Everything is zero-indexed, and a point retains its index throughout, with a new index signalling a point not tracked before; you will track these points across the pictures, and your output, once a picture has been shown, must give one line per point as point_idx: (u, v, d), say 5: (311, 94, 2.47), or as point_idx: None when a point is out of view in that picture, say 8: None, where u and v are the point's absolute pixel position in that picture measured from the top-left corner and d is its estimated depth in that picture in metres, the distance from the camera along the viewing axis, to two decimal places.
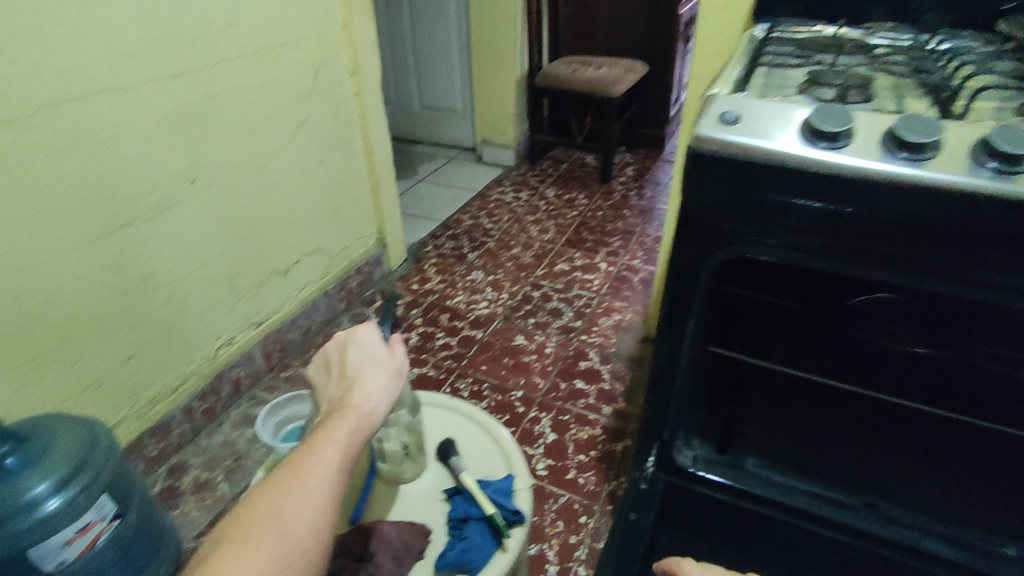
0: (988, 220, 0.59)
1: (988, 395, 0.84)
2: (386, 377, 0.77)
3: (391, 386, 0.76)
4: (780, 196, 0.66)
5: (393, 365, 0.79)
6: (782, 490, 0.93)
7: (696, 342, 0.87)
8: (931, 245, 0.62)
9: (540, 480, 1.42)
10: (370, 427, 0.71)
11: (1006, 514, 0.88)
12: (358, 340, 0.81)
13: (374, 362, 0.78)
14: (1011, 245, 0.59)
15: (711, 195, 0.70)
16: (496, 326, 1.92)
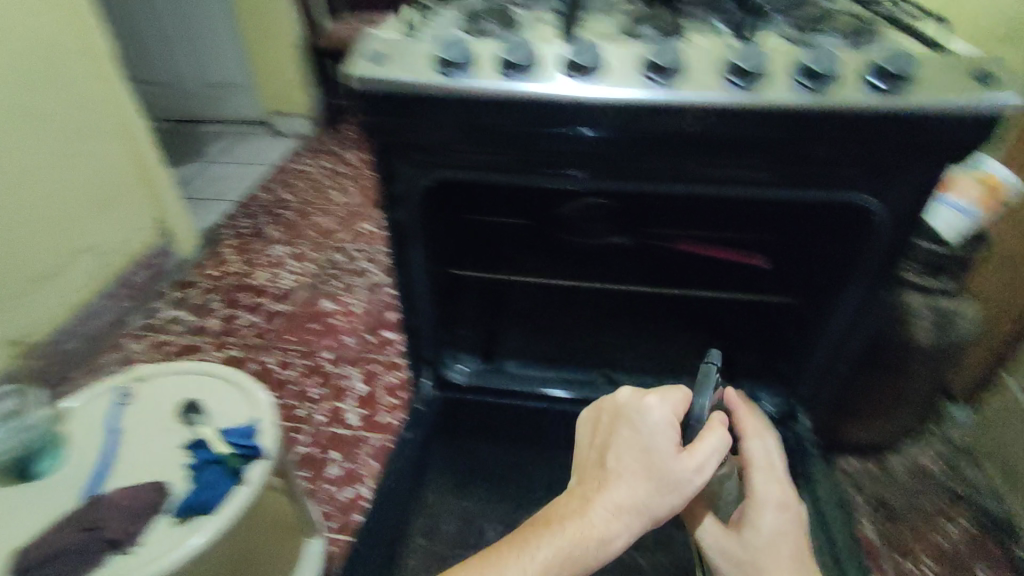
0: (603, 123, 0.72)
1: (676, 270, 1.08)
2: (650, 485, 0.60)
3: (653, 502, 0.60)
4: (455, 119, 0.75)
5: (677, 472, 0.60)
6: (536, 382, 1.14)
7: (432, 267, 0.99)
8: (576, 147, 0.75)
9: (354, 429, 1.42)
10: (596, 559, 0.59)
11: (701, 359, 1.15)
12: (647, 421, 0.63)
13: (649, 436, 0.62)
14: (628, 147, 0.74)
15: (396, 124, 0.77)
16: (301, 296, 1.86)
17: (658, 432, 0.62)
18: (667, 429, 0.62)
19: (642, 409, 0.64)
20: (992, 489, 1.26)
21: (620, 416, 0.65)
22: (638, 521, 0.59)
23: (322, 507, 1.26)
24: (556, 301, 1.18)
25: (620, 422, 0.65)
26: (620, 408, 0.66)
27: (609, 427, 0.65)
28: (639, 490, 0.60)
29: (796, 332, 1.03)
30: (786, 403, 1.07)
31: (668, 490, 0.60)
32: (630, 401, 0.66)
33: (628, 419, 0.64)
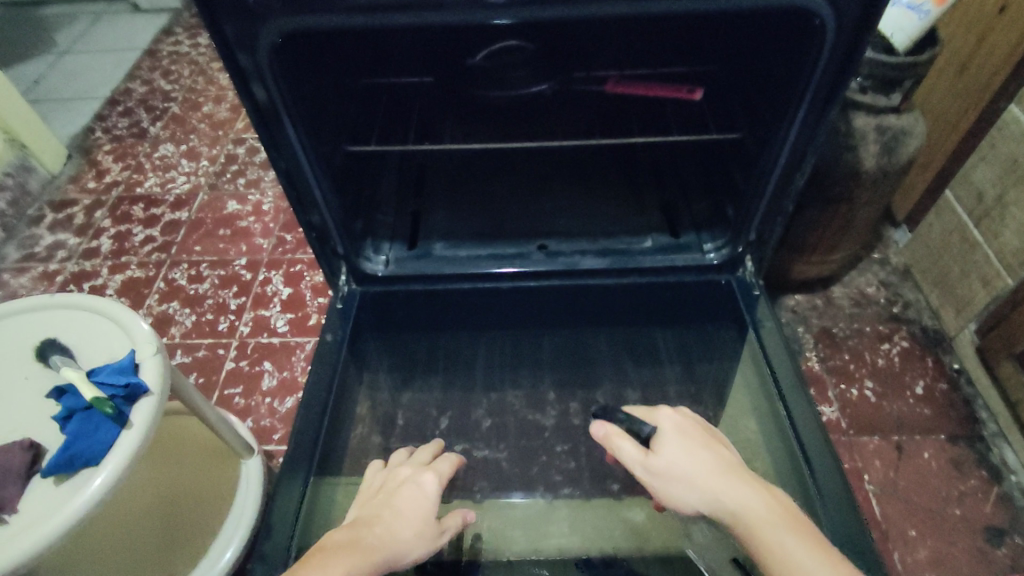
0: None
1: (616, 120, 0.97)
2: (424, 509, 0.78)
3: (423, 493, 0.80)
4: None
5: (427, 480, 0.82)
6: (464, 263, 1.01)
7: (316, 148, 0.82)
8: None
9: (284, 337, 1.33)
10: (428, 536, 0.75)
11: (643, 217, 1.06)
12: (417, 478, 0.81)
13: (418, 501, 0.78)
14: None
15: None
16: (202, 200, 1.65)
17: (421, 500, 0.79)
18: (426, 491, 0.80)
19: (415, 485, 0.81)
20: (927, 304, 1.29)
21: (388, 487, 0.81)
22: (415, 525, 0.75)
23: (263, 422, 1.19)
24: (486, 171, 1.13)
25: (392, 491, 0.80)
26: (397, 483, 0.81)
27: (382, 491, 0.80)
28: (409, 542, 0.73)
29: (741, 172, 0.93)
30: (731, 250, 0.98)
31: (416, 542, 0.74)
32: (410, 475, 0.83)
33: (409, 497, 0.78)
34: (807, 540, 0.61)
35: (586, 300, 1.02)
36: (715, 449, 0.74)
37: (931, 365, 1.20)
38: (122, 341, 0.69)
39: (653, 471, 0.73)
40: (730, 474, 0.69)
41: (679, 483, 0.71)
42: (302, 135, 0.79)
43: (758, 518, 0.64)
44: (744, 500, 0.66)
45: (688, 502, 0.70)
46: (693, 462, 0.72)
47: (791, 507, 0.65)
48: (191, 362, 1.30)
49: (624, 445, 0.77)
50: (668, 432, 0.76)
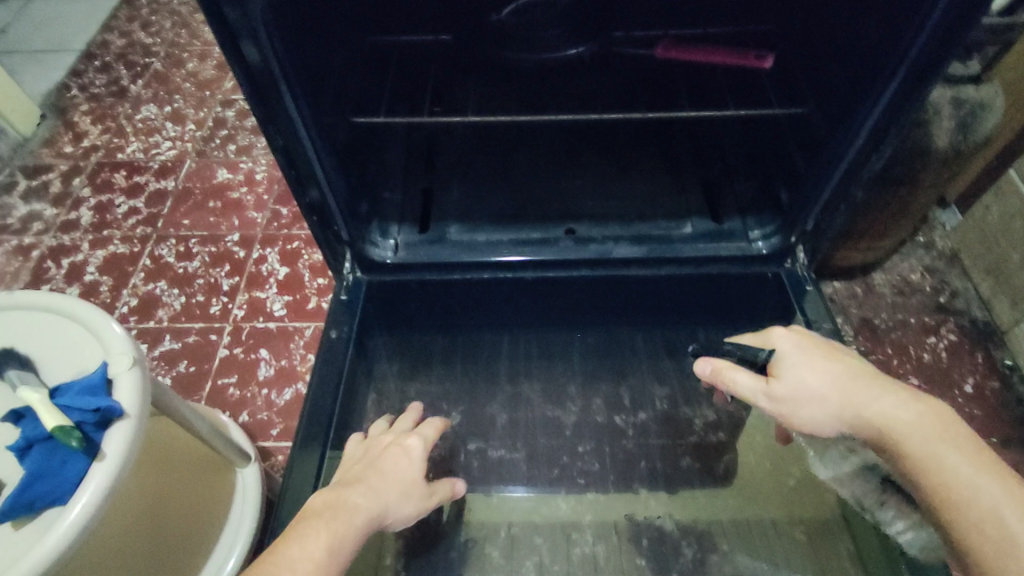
0: None
1: (660, 88, 0.85)
2: (406, 480, 0.71)
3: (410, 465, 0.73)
4: None
5: (411, 448, 0.75)
6: (485, 249, 0.91)
7: (318, 120, 0.71)
8: None
9: (281, 322, 1.22)
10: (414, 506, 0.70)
11: (681, 200, 0.95)
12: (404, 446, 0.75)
13: (403, 469, 0.72)
14: None
15: None
16: (189, 168, 1.52)
17: (408, 468, 0.72)
18: (414, 459, 0.74)
19: (400, 452, 0.74)
20: (977, 294, 1.19)
21: (371, 453, 0.74)
22: (399, 496, 0.69)
23: (260, 416, 1.10)
24: (506, 144, 1.01)
25: (373, 455, 0.73)
26: (379, 448, 0.75)
27: (365, 456, 0.74)
28: (397, 505, 0.68)
29: (802, 154, 0.82)
30: (782, 239, 0.88)
31: (405, 505, 0.69)
32: (393, 442, 0.76)
33: (395, 463, 0.72)
34: (966, 448, 0.53)
35: (619, 294, 0.92)
36: (845, 359, 0.65)
37: (981, 361, 1.11)
38: (94, 351, 0.59)
39: (779, 397, 0.65)
40: (869, 385, 0.61)
41: (815, 403, 0.63)
42: (303, 105, 0.67)
43: (910, 429, 0.56)
44: (893, 413, 0.58)
45: (826, 424, 0.62)
46: (827, 379, 0.63)
47: (942, 410, 0.57)
48: (180, 349, 1.20)
49: (738, 376, 0.67)
50: (785, 351, 0.67)
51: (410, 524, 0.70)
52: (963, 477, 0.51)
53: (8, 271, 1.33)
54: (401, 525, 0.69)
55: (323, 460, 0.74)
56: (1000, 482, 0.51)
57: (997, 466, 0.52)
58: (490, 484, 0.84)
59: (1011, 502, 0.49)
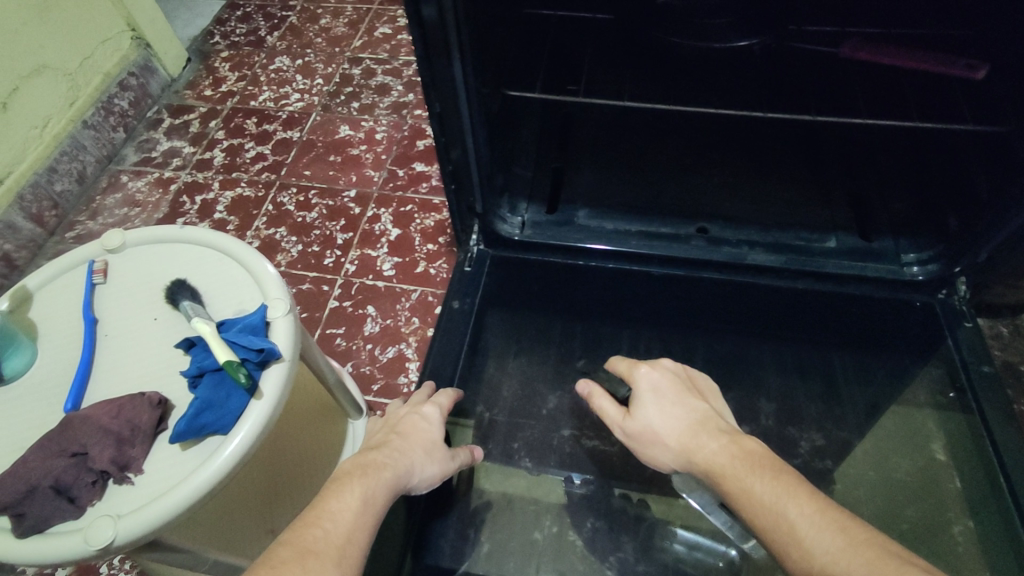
0: None
1: (831, 89, 0.79)
2: (427, 447, 0.67)
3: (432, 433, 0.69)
4: None
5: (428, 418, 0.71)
6: (610, 239, 0.88)
7: (478, 86, 0.70)
8: None
9: (390, 281, 1.26)
10: (433, 470, 0.66)
11: (829, 212, 0.89)
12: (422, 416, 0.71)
13: (424, 432, 0.68)
14: None
15: None
16: (315, 121, 1.57)
17: (429, 432, 0.69)
18: (432, 424, 0.71)
19: (416, 419, 0.70)
20: None
21: (390, 422, 0.70)
22: (420, 462, 0.65)
23: (363, 368, 1.14)
24: (643, 130, 0.97)
25: (393, 423, 0.70)
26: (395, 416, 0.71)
27: (384, 426, 0.70)
28: (422, 467, 0.65)
29: (987, 182, 0.74)
30: (941, 269, 0.81)
31: (428, 465, 0.66)
32: (408, 409, 0.72)
33: (415, 429, 0.69)
34: (776, 478, 0.51)
35: (751, 303, 0.86)
36: (691, 403, 0.62)
37: None
38: (253, 292, 0.62)
39: (629, 436, 0.64)
40: (699, 431, 0.58)
41: (656, 446, 0.61)
42: (468, 71, 0.67)
43: (727, 473, 0.54)
44: (711, 458, 0.55)
45: (666, 465, 0.61)
46: (669, 422, 0.61)
47: (762, 453, 0.54)
48: (295, 295, 1.26)
49: (603, 403, 0.68)
50: (640, 389, 0.66)
51: (433, 486, 0.67)
52: (767, 512, 0.49)
53: (149, 201, 1.44)
54: (425, 487, 0.66)
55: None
56: (801, 506, 0.48)
57: (804, 491, 0.49)
58: None
59: (813, 524, 0.46)
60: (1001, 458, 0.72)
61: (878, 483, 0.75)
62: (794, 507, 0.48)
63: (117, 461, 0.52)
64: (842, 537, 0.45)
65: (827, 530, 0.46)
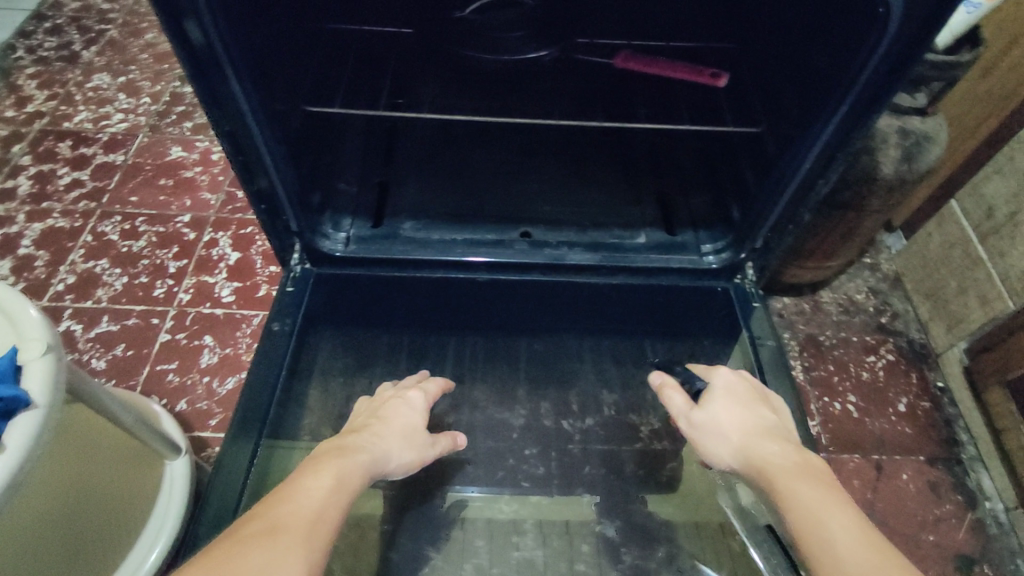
0: None
1: (621, 98, 0.86)
2: (408, 434, 0.74)
3: (415, 421, 0.76)
4: None
5: (415, 405, 0.78)
6: (436, 247, 0.89)
7: (265, 105, 0.69)
8: None
9: (229, 308, 1.19)
10: (413, 457, 0.73)
11: (638, 210, 0.96)
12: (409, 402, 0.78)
13: (405, 418, 0.75)
14: None
15: None
16: (140, 143, 1.45)
17: (410, 418, 0.76)
18: (414, 409, 0.78)
19: (402, 403, 0.77)
20: (917, 317, 1.23)
21: (374, 406, 0.77)
22: (402, 450, 0.72)
23: (199, 404, 1.07)
24: (465, 141, 1.00)
25: (377, 407, 0.77)
26: (382, 400, 0.78)
27: (369, 409, 0.77)
28: (400, 452, 0.72)
29: (755, 172, 0.84)
30: (732, 255, 0.89)
31: (407, 452, 0.73)
32: (394, 394, 0.79)
33: (398, 413, 0.76)
34: (829, 495, 0.58)
35: (567, 301, 0.92)
36: (761, 412, 0.71)
37: (916, 381, 1.15)
38: (6, 337, 0.56)
39: (692, 423, 0.73)
40: (763, 436, 0.67)
41: (718, 438, 0.70)
42: (247, 87, 0.65)
43: (781, 472, 0.61)
44: (775, 456, 0.64)
45: (720, 456, 0.69)
46: (739, 422, 0.70)
47: (822, 474, 0.62)
48: (118, 331, 1.15)
49: (671, 395, 0.77)
50: (717, 387, 0.75)
51: (410, 472, 0.74)
52: (810, 518, 0.55)
53: None
54: (403, 472, 0.73)
55: (256, 451, 0.74)
56: (847, 521, 0.54)
57: (856, 515, 0.55)
58: (432, 487, 0.82)
59: (854, 536, 0.52)
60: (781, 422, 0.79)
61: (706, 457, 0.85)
62: (839, 522, 0.54)
63: None
64: (877, 553, 0.50)
65: (863, 545, 0.51)
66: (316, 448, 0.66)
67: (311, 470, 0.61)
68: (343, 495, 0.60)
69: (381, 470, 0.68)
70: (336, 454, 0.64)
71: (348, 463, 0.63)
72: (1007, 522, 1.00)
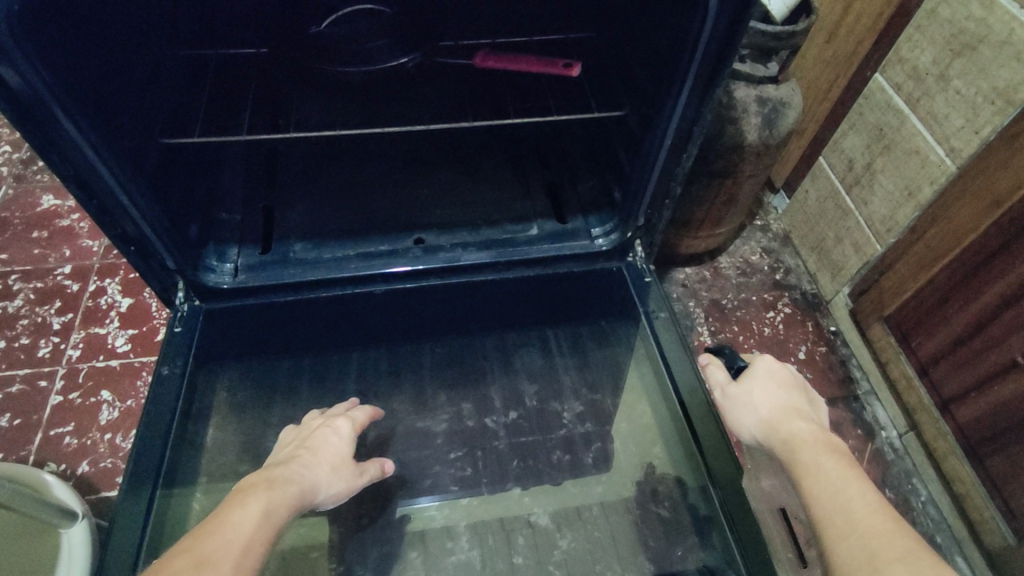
0: None
1: (492, 96, 0.87)
2: (336, 464, 0.73)
3: (342, 449, 0.75)
4: None
5: (344, 435, 0.77)
6: (329, 266, 0.88)
7: (110, 143, 0.65)
8: None
9: (125, 358, 1.13)
10: (340, 489, 0.73)
11: (528, 203, 0.97)
12: (337, 431, 0.77)
13: (335, 447, 0.74)
14: None
15: None
16: (4, 195, 1.35)
17: (340, 447, 0.75)
18: (343, 438, 0.77)
19: (329, 431, 0.76)
20: (806, 269, 1.32)
21: (301, 435, 0.76)
22: (329, 481, 0.72)
23: (103, 463, 1.00)
24: (350, 156, 0.99)
25: (304, 437, 0.76)
26: (310, 429, 0.77)
27: (295, 439, 0.76)
28: (328, 483, 0.71)
29: (628, 153, 0.88)
30: (620, 235, 0.92)
31: (336, 482, 0.72)
32: (323, 422, 0.78)
33: (326, 443, 0.75)
34: (851, 467, 0.57)
35: (470, 302, 0.92)
36: (796, 396, 0.69)
37: (811, 329, 1.23)
38: None
39: (729, 397, 0.72)
40: (795, 415, 0.66)
41: (750, 414, 0.69)
42: (84, 126, 0.61)
43: (804, 447, 0.61)
44: (805, 431, 0.63)
45: (749, 429, 0.68)
46: (771, 401, 0.68)
47: (848, 450, 0.60)
48: (2, 401, 1.06)
49: (714, 371, 0.76)
50: (758, 367, 0.73)
51: (337, 501, 0.73)
52: (830, 484, 0.55)
53: None
54: (331, 502, 0.72)
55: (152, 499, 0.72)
56: (864, 492, 0.54)
57: (866, 482, 0.55)
58: (356, 508, 0.81)
59: (870, 505, 0.52)
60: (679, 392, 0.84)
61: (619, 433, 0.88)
62: (858, 493, 0.54)
63: None
64: (891, 521, 0.50)
65: (878, 512, 0.51)
66: (242, 481, 0.64)
67: (239, 500, 0.60)
68: (269, 526, 0.59)
69: (310, 501, 0.67)
70: (265, 486, 0.63)
71: (276, 496, 0.62)
72: (901, 446, 1.08)
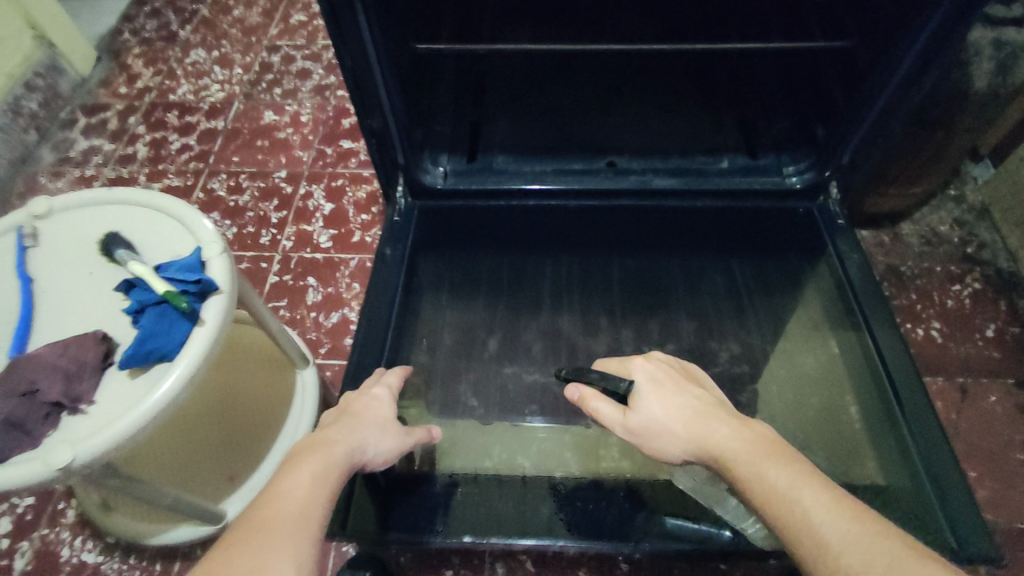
0: None
1: (707, 29, 0.91)
2: (379, 428, 0.67)
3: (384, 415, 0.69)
4: None
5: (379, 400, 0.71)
6: (532, 178, 0.98)
7: (385, 42, 0.76)
8: None
9: (327, 252, 1.29)
10: (386, 456, 0.67)
11: (717, 137, 1.00)
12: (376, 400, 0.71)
13: (377, 409, 0.69)
14: None
15: None
16: (237, 109, 1.58)
17: (381, 408, 0.70)
18: (384, 402, 0.72)
19: (369, 398, 0.71)
20: (1005, 247, 1.21)
21: (342, 405, 0.70)
22: (374, 448, 0.65)
23: (310, 335, 1.18)
24: (549, 72, 1.04)
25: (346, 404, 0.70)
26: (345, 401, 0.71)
27: (336, 409, 0.70)
28: (376, 442, 0.65)
29: (842, 89, 0.88)
30: (816, 175, 0.94)
31: (384, 441, 0.67)
32: (358, 393, 0.72)
33: (367, 407, 0.69)
34: (791, 465, 0.51)
35: (652, 222, 0.97)
36: (694, 391, 0.61)
37: (1004, 308, 1.13)
38: (186, 238, 0.66)
39: (632, 432, 0.62)
40: (708, 416, 0.58)
41: (663, 436, 0.60)
42: (376, 28, 0.73)
43: (740, 458, 0.53)
44: (727, 445, 0.55)
45: (676, 454, 0.60)
46: (674, 411, 0.60)
47: (773, 436, 0.55)
48: None
49: (598, 405, 0.65)
50: (641, 380, 0.64)
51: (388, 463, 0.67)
52: (783, 506, 0.49)
53: None
54: (382, 464, 0.66)
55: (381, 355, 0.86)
56: (817, 494, 0.49)
57: (820, 482, 0.50)
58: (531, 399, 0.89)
59: (828, 513, 0.47)
60: (886, 364, 0.82)
61: (786, 380, 0.86)
62: (812, 499, 0.49)
63: (68, 394, 0.56)
64: (855, 526, 0.46)
65: (840, 519, 0.47)
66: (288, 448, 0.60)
67: None
68: None
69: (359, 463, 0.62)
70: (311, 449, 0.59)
71: (326, 462, 0.58)
72: None
